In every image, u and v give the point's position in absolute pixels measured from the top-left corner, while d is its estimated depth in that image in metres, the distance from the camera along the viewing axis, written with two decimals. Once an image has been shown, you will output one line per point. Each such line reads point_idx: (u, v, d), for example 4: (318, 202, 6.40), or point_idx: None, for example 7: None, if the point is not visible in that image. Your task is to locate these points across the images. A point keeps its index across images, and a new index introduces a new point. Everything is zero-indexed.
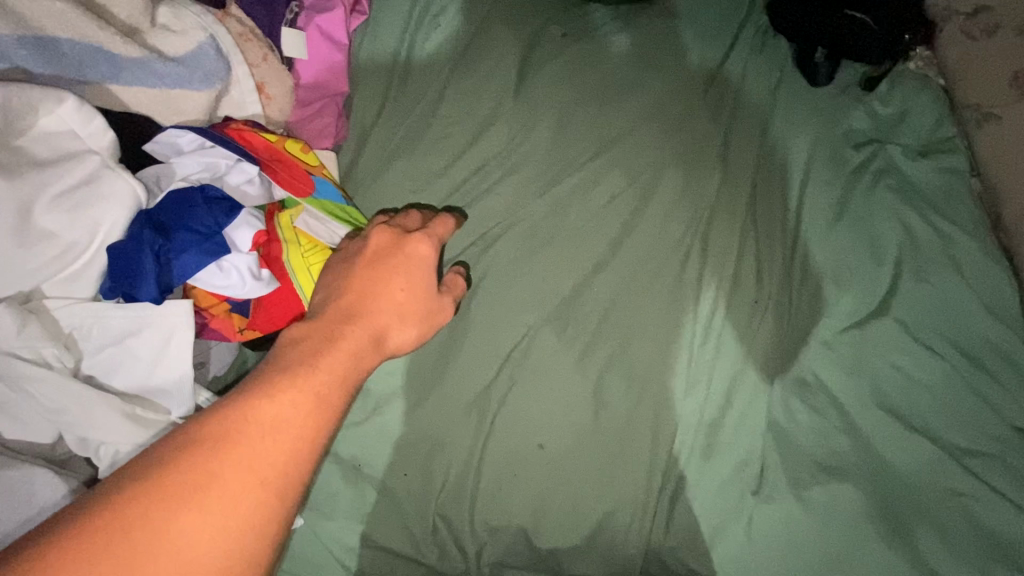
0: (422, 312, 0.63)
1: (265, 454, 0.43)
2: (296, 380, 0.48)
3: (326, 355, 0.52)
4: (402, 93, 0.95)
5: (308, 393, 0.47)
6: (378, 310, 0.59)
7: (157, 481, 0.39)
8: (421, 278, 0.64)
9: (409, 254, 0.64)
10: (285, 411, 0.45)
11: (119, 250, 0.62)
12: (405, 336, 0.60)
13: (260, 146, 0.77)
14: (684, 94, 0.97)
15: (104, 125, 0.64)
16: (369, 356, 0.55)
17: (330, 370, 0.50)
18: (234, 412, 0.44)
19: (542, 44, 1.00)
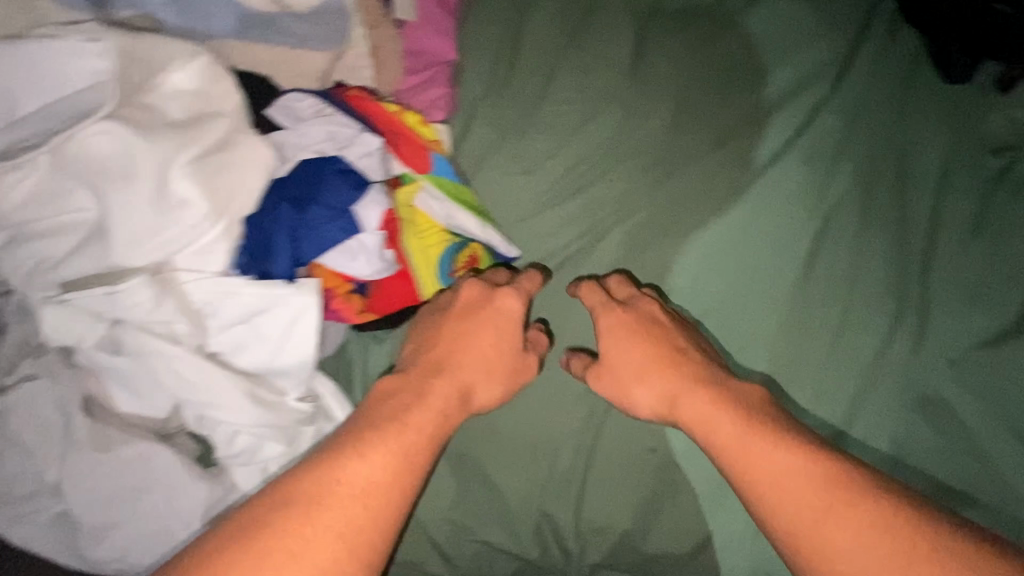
0: (501, 369, 0.69)
1: (351, 512, 0.52)
2: (385, 438, 0.58)
3: (415, 412, 0.61)
4: (514, 63, 0.88)
5: (392, 451, 0.57)
6: (460, 368, 0.67)
7: (262, 531, 0.50)
8: (502, 335, 0.70)
9: (492, 311, 0.70)
10: (373, 471, 0.55)
11: (256, 223, 0.59)
12: (485, 389, 0.68)
13: (379, 116, 0.72)
14: (811, 83, 0.90)
15: (233, 84, 0.59)
16: (449, 418, 0.63)
17: (415, 430, 0.59)
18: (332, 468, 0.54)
19: (660, 19, 0.93)
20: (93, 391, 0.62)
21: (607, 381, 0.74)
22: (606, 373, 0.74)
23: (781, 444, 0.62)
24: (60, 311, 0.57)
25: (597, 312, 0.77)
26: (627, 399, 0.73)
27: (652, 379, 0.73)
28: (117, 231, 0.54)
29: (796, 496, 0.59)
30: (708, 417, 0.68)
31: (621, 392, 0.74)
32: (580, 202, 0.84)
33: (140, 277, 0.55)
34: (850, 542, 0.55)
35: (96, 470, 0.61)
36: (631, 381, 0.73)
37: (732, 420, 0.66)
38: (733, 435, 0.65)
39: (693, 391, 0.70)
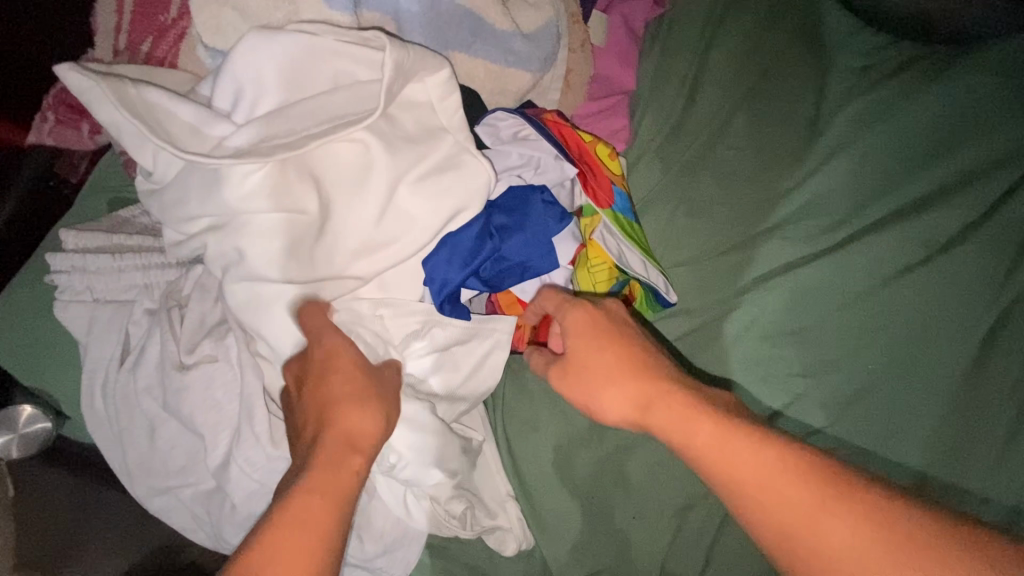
0: (381, 397, 0.51)
1: None
2: (287, 512, 0.41)
3: (304, 482, 0.43)
4: (692, 102, 0.86)
5: (301, 524, 0.41)
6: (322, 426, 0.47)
7: None
8: (357, 374, 0.50)
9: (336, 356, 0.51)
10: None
11: (457, 244, 0.58)
12: (368, 424, 0.48)
13: (574, 144, 0.71)
14: (1007, 164, 0.82)
15: (459, 103, 0.58)
16: (346, 473, 0.45)
17: (317, 493, 0.43)
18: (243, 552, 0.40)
19: (840, 74, 0.89)
20: (269, 383, 0.62)
21: (571, 375, 0.57)
22: (577, 375, 0.56)
23: (759, 440, 0.47)
24: (263, 304, 0.56)
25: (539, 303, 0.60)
26: (592, 404, 0.56)
27: (618, 382, 0.54)
28: (345, 242, 0.56)
29: (782, 500, 0.43)
30: (678, 418, 0.51)
31: (588, 395, 0.56)
32: (743, 254, 0.81)
33: (354, 285, 0.57)
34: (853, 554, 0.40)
35: (262, 462, 0.60)
36: (597, 383, 0.55)
37: (711, 421, 0.50)
38: (714, 437, 0.48)
39: (672, 392, 0.53)
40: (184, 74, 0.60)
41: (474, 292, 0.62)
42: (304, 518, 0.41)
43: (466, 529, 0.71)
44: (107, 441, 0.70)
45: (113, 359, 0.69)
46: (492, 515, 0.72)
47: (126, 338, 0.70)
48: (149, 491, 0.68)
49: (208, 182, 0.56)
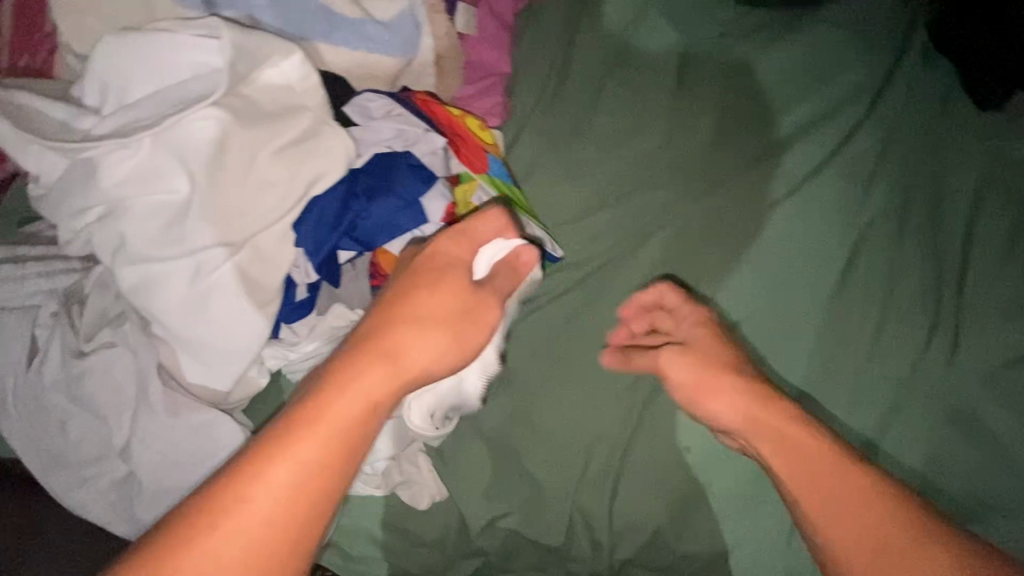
0: (462, 343, 0.57)
1: (262, 510, 0.45)
2: (304, 427, 0.47)
3: (335, 396, 0.48)
4: (565, 75, 0.93)
5: (316, 443, 0.47)
6: (386, 339, 0.53)
7: (200, 518, 0.44)
8: (461, 311, 0.57)
9: (456, 285, 0.58)
10: (287, 484, 0.45)
11: (321, 206, 0.63)
12: (435, 362, 0.55)
13: (443, 119, 0.77)
14: (848, 109, 0.93)
15: (317, 82, 0.64)
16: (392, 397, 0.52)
17: (334, 418, 0.48)
18: (260, 458, 0.46)
19: (700, 41, 0.97)
20: (166, 360, 0.66)
21: (682, 369, 0.74)
22: (684, 371, 0.74)
23: (845, 467, 0.61)
24: (149, 280, 0.62)
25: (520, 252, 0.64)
26: (704, 385, 0.72)
27: (729, 380, 0.71)
28: (215, 213, 0.60)
29: (850, 516, 0.58)
30: (781, 429, 0.66)
31: (698, 387, 0.72)
32: (626, 208, 0.87)
33: (227, 253, 0.61)
34: (898, 550, 0.55)
35: (163, 432, 0.65)
36: (721, 373, 0.72)
37: (827, 452, 0.63)
38: (829, 466, 0.61)
39: (785, 408, 0.68)
40: (61, 84, 0.65)
41: (352, 253, 0.65)
42: (323, 437, 0.47)
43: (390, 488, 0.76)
44: (19, 444, 0.71)
45: (20, 362, 0.71)
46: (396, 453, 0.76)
47: (33, 342, 0.72)
48: (67, 486, 0.70)
49: (87, 175, 0.60)
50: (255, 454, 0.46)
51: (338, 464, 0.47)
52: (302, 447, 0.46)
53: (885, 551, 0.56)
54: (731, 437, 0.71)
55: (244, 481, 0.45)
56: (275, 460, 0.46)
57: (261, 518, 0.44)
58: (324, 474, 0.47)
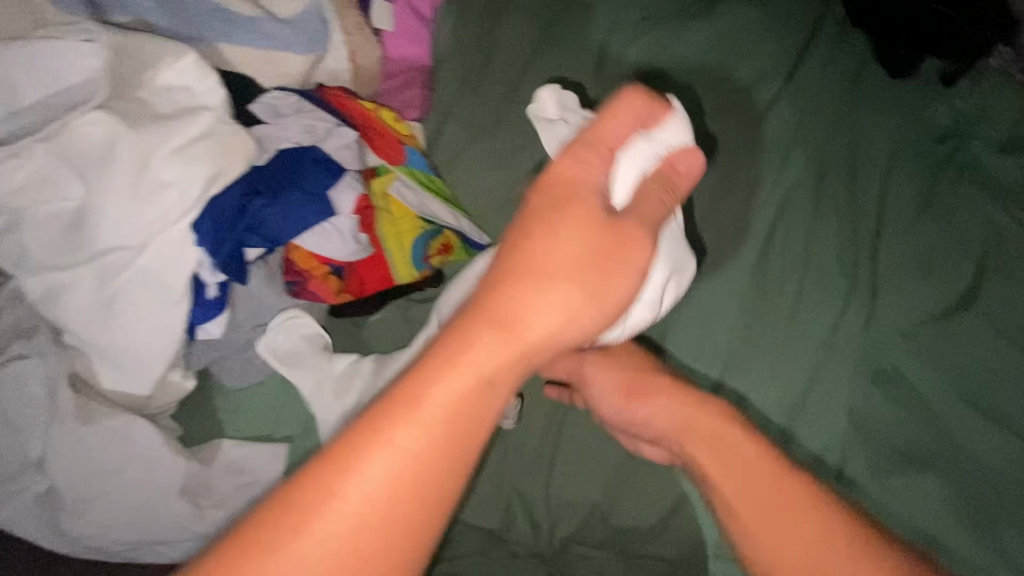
0: (599, 298, 0.43)
1: (373, 495, 0.36)
2: (416, 399, 0.38)
3: (458, 358, 0.39)
4: (487, 65, 0.93)
5: (438, 415, 0.37)
6: (510, 292, 0.41)
7: (282, 511, 0.36)
8: (597, 257, 0.43)
9: (589, 228, 0.44)
10: (404, 467, 0.37)
11: (219, 202, 0.63)
12: (559, 327, 0.41)
13: (356, 113, 0.78)
14: (764, 85, 0.96)
15: (217, 82, 0.65)
16: (518, 367, 0.40)
17: (454, 386, 0.38)
18: (366, 436, 0.37)
19: (621, 26, 0.99)
20: (81, 368, 0.67)
21: (606, 378, 0.71)
22: (613, 380, 0.71)
23: (772, 471, 0.53)
24: (51, 287, 0.62)
25: (648, 189, 0.51)
26: (630, 396, 0.68)
27: (644, 391, 0.67)
28: (111, 217, 0.61)
29: (783, 537, 0.50)
30: (708, 430, 0.59)
31: (622, 410, 0.70)
32: None
33: (127, 257, 0.62)
34: (830, 567, 0.47)
35: (83, 440, 0.65)
36: (652, 390, 0.67)
37: (758, 458, 0.54)
38: (756, 474, 0.53)
39: (713, 420, 0.60)
40: None
41: (260, 250, 0.65)
42: (449, 409, 0.38)
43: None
44: None
45: None
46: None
47: None
48: None
49: None
50: (359, 428, 0.37)
51: (463, 445, 0.38)
52: (412, 424, 0.37)
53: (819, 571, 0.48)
54: (665, 445, 0.65)
55: (336, 466, 0.37)
56: (392, 433, 0.37)
57: (374, 508, 0.36)
58: (455, 445, 0.38)
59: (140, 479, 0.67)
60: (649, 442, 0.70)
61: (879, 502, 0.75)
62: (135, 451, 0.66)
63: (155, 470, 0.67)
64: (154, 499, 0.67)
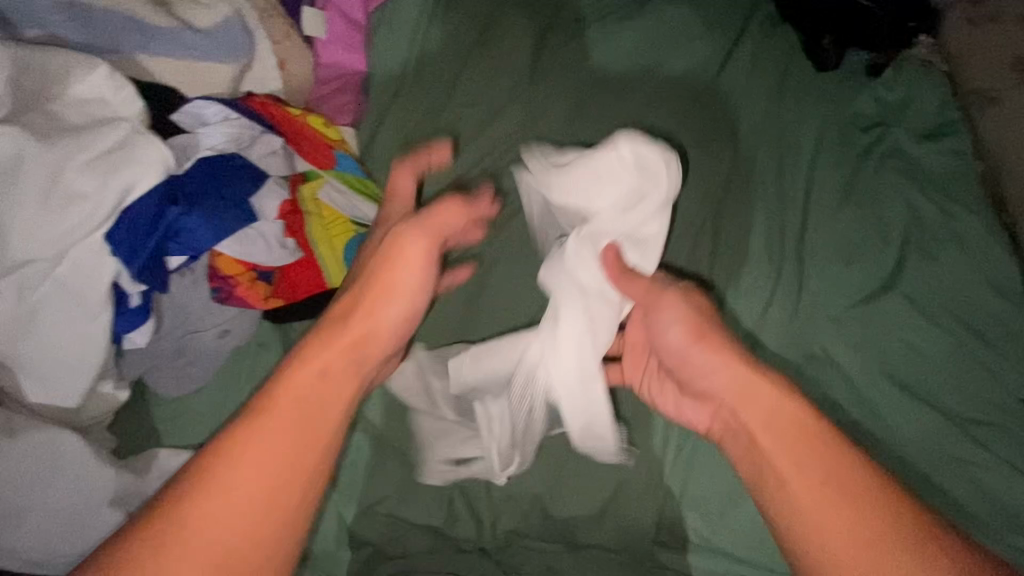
0: (409, 293, 0.67)
1: (239, 492, 0.50)
2: (264, 407, 0.55)
3: (297, 370, 0.58)
4: (421, 69, 0.94)
5: (286, 417, 0.54)
6: (346, 322, 0.63)
7: (164, 519, 0.48)
8: (404, 277, 0.67)
9: (390, 260, 0.67)
10: (256, 456, 0.51)
11: (134, 211, 0.64)
12: (389, 320, 0.66)
13: (284, 121, 0.79)
14: (696, 80, 0.97)
15: (133, 93, 0.67)
16: (349, 351, 0.61)
17: (301, 390, 0.56)
18: (227, 446, 0.52)
19: (556, 26, 1.00)
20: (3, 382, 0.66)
21: (670, 327, 0.70)
22: (676, 315, 0.70)
23: (817, 446, 0.57)
24: None
25: (437, 213, 0.70)
26: (685, 361, 0.68)
27: (710, 341, 0.67)
28: (23, 228, 0.61)
29: (821, 508, 0.54)
30: (762, 402, 0.61)
31: (682, 348, 0.69)
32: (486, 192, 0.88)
33: (44, 268, 0.62)
34: (866, 537, 0.52)
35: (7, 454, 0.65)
36: (701, 361, 0.67)
37: (803, 437, 0.58)
38: (806, 453, 0.57)
39: (766, 392, 0.61)
40: None
41: (183, 258, 0.67)
42: (291, 404, 0.55)
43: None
44: None
45: None
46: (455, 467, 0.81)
47: None
48: None
49: None
50: (216, 450, 0.52)
51: (317, 429, 0.55)
52: (266, 430, 0.53)
53: (855, 541, 0.52)
54: (716, 406, 0.66)
55: (205, 475, 0.50)
56: (239, 437, 0.52)
57: (233, 495, 0.50)
58: (307, 417, 0.55)
59: (71, 489, 0.67)
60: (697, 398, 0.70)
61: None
62: (65, 460, 0.66)
63: (88, 478, 0.67)
64: (86, 509, 0.67)
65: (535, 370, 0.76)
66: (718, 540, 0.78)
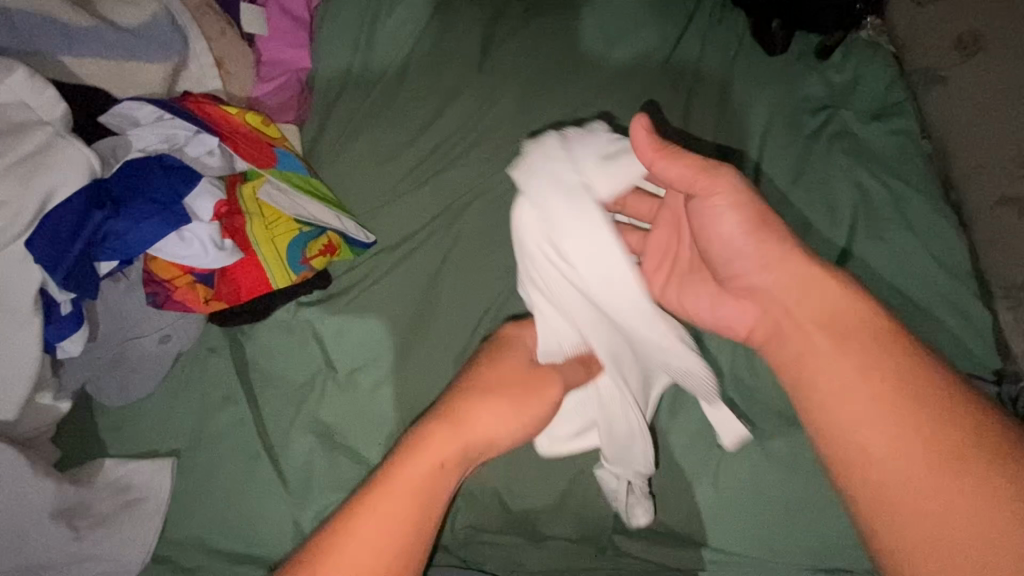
0: (530, 411, 0.69)
1: (358, 554, 0.57)
2: (392, 478, 0.61)
3: (411, 460, 0.62)
4: (366, 64, 0.93)
5: (403, 496, 0.60)
6: (466, 420, 0.66)
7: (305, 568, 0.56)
8: (521, 382, 0.69)
9: (522, 385, 0.69)
10: (379, 524, 0.58)
11: (57, 215, 0.63)
12: (497, 435, 0.67)
13: (220, 119, 0.77)
14: (646, 67, 0.97)
15: (55, 96, 0.65)
16: (467, 450, 0.65)
17: (416, 479, 0.61)
18: (358, 508, 0.60)
19: (506, 17, 0.99)
20: None
21: (725, 221, 0.63)
22: (728, 207, 0.62)
23: (879, 372, 0.57)
24: None
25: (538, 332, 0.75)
26: (731, 262, 0.65)
27: (768, 235, 0.62)
28: None
29: (879, 438, 0.55)
30: (819, 327, 0.60)
31: (728, 240, 0.63)
32: (434, 186, 0.87)
33: None
34: (922, 473, 0.53)
35: None
36: (754, 262, 0.63)
37: (868, 361, 0.58)
38: (862, 386, 0.57)
39: (838, 304, 0.60)
40: None
41: (114, 263, 0.67)
42: (411, 486, 0.61)
43: (213, 503, 0.73)
44: None
45: None
46: (619, 478, 0.75)
47: None
48: None
49: None
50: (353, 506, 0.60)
51: (421, 522, 0.60)
52: (390, 504, 0.59)
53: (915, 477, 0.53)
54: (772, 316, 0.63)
55: (344, 525, 0.59)
56: (361, 517, 0.59)
57: (371, 553, 0.57)
58: (416, 504, 0.60)
59: (11, 505, 0.65)
60: (733, 290, 0.66)
61: (764, 464, 0.78)
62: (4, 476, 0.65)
63: (28, 495, 0.66)
64: (29, 526, 0.65)
65: (549, 245, 0.65)
66: (676, 526, 0.78)
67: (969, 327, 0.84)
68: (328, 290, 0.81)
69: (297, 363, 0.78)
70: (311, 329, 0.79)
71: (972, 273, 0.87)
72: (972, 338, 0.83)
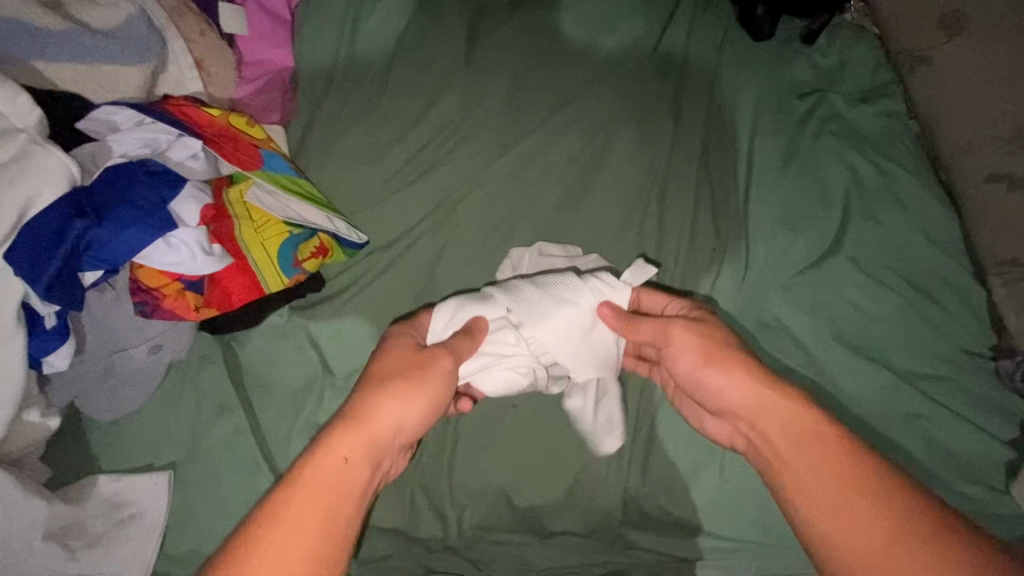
0: (431, 396, 0.60)
1: None
2: (293, 490, 0.51)
3: (322, 454, 0.53)
4: (350, 61, 0.92)
5: (311, 506, 0.50)
6: (368, 418, 0.57)
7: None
8: (414, 373, 0.61)
9: (419, 376, 0.60)
10: (288, 544, 0.48)
11: (37, 225, 0.61)
12: (407, 419, 0.58)
13: (203, 121, 0.76)
14: (634, 56, 0.96)
15: (30, 102, 0.64)
16: (375, 444, 0.56)
17: (326, 477, 0.52)
18: (254, 538, 0.48)
19: (490, 9, 0.98)
20: None
21: (684, 342, 0.67)
22: (689, 347, 0.66)
23: (842, 458, 0.56)
24: None
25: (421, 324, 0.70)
26: (698, 376, 0.66)
27: (736, 361, 0.64)
28: None
29: (841, 522, 0.53)
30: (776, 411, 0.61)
31: (691, 374, 0.67)
32: (425, 183, 0.85)
33: None
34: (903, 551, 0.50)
35: None
36: (715, 372, 0.65)
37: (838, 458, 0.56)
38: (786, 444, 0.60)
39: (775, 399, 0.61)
40: None
41: (99, 273, 0.65)
42: (323, 482, 0.52)
43: (213, 516, 0.71)
44: None
45: None
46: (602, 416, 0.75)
47: None
48: None
49: None
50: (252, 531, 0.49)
51: (340, 527, 0.51)
52: (298, 509, 0.50)
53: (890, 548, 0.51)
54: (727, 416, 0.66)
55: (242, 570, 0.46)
56: (263, 534, 0.48)
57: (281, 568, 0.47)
58: (335, 503, 0.51)
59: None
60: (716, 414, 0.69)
61: None
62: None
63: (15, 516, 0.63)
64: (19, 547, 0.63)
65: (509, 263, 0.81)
66: (685, 517, 0.78)
67: (965, 304, 0.85)
68: (321, 293, 0.80)
69: (294, 369, 0.76)
70: (305, 333, 0.77)
71: (966, 251, 0.88)
72: (966, 314, 0.84)
